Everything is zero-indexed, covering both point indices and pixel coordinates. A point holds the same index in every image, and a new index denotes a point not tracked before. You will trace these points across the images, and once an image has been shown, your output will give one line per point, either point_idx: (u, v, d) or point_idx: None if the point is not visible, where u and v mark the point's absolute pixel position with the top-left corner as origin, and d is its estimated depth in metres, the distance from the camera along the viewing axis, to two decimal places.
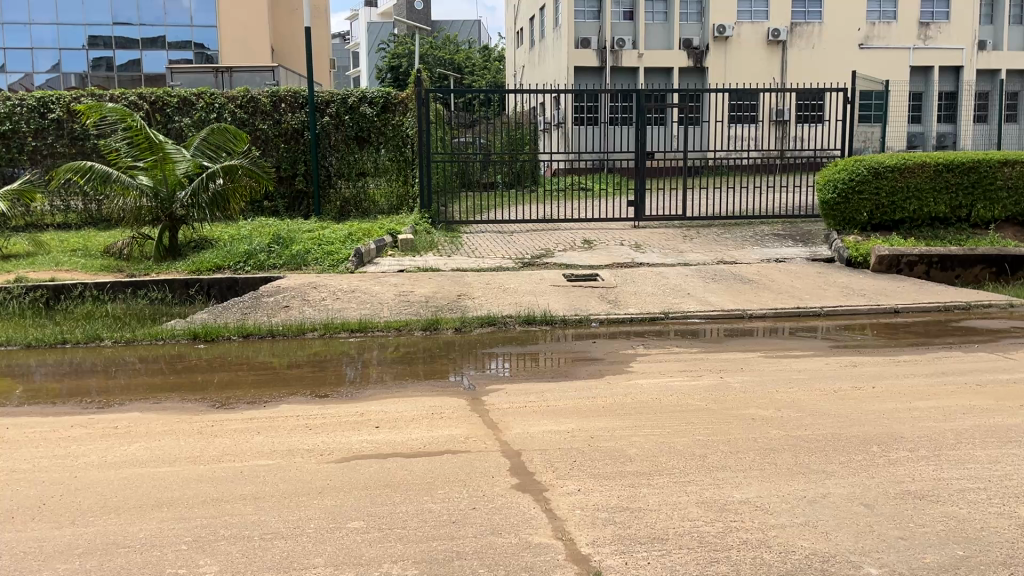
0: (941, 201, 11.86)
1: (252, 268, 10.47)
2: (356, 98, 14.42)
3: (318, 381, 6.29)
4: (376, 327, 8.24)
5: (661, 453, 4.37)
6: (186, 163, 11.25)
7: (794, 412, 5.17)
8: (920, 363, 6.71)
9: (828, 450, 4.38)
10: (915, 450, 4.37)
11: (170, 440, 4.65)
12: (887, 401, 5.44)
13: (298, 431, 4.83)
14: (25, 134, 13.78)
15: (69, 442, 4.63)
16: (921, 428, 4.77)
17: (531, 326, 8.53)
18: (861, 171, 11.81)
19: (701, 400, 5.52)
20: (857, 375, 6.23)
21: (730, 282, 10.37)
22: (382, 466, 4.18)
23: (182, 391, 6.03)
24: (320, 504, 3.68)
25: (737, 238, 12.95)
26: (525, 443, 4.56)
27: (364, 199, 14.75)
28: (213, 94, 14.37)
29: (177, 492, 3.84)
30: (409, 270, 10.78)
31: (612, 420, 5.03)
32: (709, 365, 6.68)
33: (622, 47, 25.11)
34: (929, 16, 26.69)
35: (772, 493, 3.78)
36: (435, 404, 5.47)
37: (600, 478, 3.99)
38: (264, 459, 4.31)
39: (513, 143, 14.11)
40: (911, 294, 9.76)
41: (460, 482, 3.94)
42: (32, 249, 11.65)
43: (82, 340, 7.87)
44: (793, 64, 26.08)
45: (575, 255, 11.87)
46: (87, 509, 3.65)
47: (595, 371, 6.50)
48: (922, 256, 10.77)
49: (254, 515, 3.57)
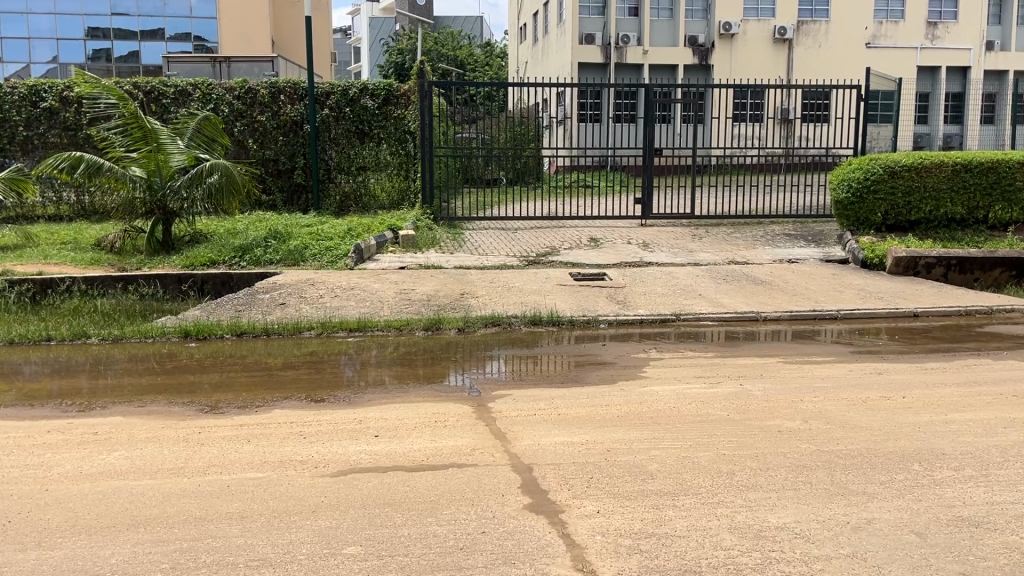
0: (958, 202, 11.53)
1: (248, 264, 10.10)
2: (357, 90, 14.05)
3: (315, 384, 5.91)
4: (376, 326, 7.89)
5: (685, 470, 4.02)
6: (180, 156, 10.86)
7: (823, 424, 4.82)
8: (949, 370, 6.35)
9: (866, 468, 4.04)
10: (960, 470, 4.02)
11: (154, 448, 4.31)
12: (921, 413, 5.08)
13: (290, 441, 4.47)
14: (15, 123, 13.40)
15: (44, 450, 4.27)
16: (962, 444, 4.43)
17: (538, 327, 8.17)
18: (876, 170, 11.41)
19: (722, 409, 5.18)
20: (885, 384, 5.87)
21: (742, 283, 10.02)
22: (381, 481, 3.84)
23: (171, 393, 5.67)
24: (312, 525, 3.33)
25: (747, 238, 12.60)
26: (537, 457, 4.20)
27: (365, 195, 14.41)
28: (210, 85, 13.98)
29: (157, 509, 3.49)
30: (410, 267, 10.43)
31: (628, 431, 4.68)
32: (727, 371, 6.32)
33: (627, 43, 24.66)
34: (937, 15, 26.28)
35: (811, 518, 3.44)
36: (439, 410, 5.14)
37: (620, 499, 3.64)
38: (252, 472, 3.95)
39: (516, 139, 13.61)
40: (931, 297, 9.41)
41: (467, 501, 3.60)
42: (19, 240, 11.25)
43: (68, 338, 7.48)
44: (800, 62, 25.71)
45: (581, 254, 11.49)
46: (55, 530, 3.28)
47: (606, 377, 6.15)
48: (940, 258, 10.38)
49: (240, 539, 3.21)
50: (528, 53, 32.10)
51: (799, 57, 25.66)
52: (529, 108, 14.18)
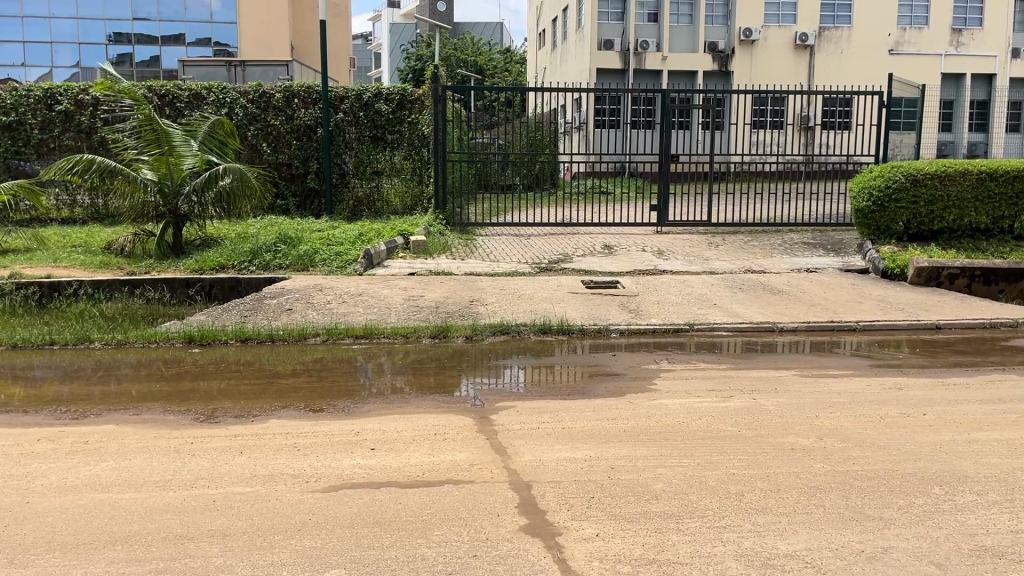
0: (982, 211, 11.21)
1: (257, 269, 10.02)
2: (372, 94, 13.98)
3: (318, 393, 5.78)
4: (382, 333, 7.77)
5: (691, 490, 3.83)
6: (192, 159, 10.81)
7: (838, 442, 4.61)
8: (974, 386, 6.09)
9: (883, 491, 3.83)
10: (983, 494, 3.80)
11: (143, 460, 4.18)
12: (942, 432, 4.85)
13: (284, 453, 4.33)
14: (31, 126, 13.47)
15: (30, 460, 4.16)
16: (986, 466, 4.20)
17: (547, 335, 8.00)
18: (897, 179, 11.13)
19: (733, 425, 4.97)
20: (905, 400, 5.63)
21: (758, 292, 9.79)
22: (372, 498, 3.69)
23: (170, 401, 5.55)
24: (296, 545, 3.18)
25: (764, 246, 12.35)
26: (537, 474, 4.04)
27: (378, 199, 14.32)
28: (224, 89, 13.99)
29: (137, 525, 3.36)
30: (420, 273, 10.30)
31: (634, 447, 4.49)
32: (739, 385, 6.10)
33: (646, 49, 24.45)
34: (962, 22, 25.84)
35: (823, 546, 3.24)
36: (440, 422, 4.98)
37: (621, 522, 3.46)
38: (241, 486, 3.81)
39: (532, 144, 13.49)
40: (954, 309, 9.12)
41: (461, 521, 3.44)
42: (31, 243, 11.28)
43: (71, 342, 7.43)
44: (821, 69, 25.35)
45: (595, 261, 11.31)
46: (31, 546, 3.16)
47: (614, 389, 5.95)
48: (963, 269, 10.09)
49: (220, 559, 3.07)
50: (547, 59, 31.95)
51: (820, 64, 25.31)
52: (545, 114, 14.00)
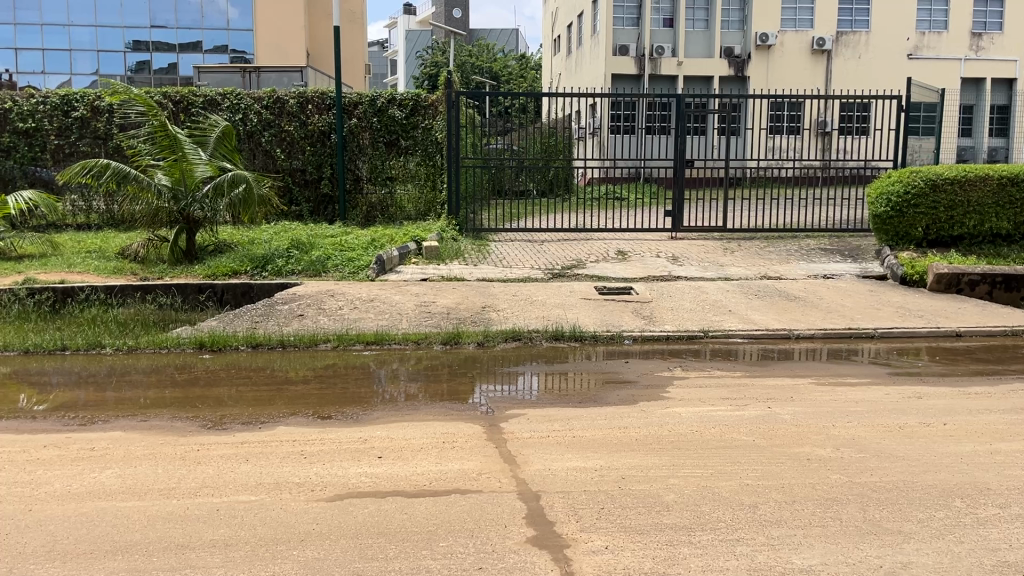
0: (1004, 217, 11.01)
1: (270, 274, 10.04)
2: (385, 100, 14.00)
3: (327, 399, 5.73)
4: (393, 339, 7.71)
5: (704, 502, 3.73)
6: (204, 166, 10.83)
7: (856, 453, 4.50)
8: (996, 396, 5.94)
9: (903, 504, 3.72)
10: (1006, 508, 3.68)
11: (149, 467, 4.15)
12: (963, 442, 4.72)
13: (290, 461, 4.28)
14: (47, 133, 13.59)
15: (36, 466, 4.14)
16: (1009, 479, 4.07)
17: (559, 342, 7.92)
18: (917, 183, 10.97)
19: (747, 434, 4.86)
20: (925, 410, 5.49)
21: (774, 299, 9.66)
22: (378, 508, 3.63)
23: (178, 407, 5.52)
24: (299, 556, 3.13)
25: (781, 252, 12.19)
26: (546, 484, 3.96)
27: (391, 205, 14.41)
28: (238, 94, 14.03)
29: (139, 534, 3.31)
30: (432, 279, 10.25)
31: (646, 457, 4.40)
32: (754, 393, 5.99)
33: (661, 55, 24.34)
34: (982, 26, 25.53)
35: (840, 560, 3.15)
36: (448, 430, 4.90)
37: (632, 534, 3.37)
38: (245, 495, 3.76)
39: (545, 150, 13.41)
40: (974, 316, 8.95)
41: (467, 531, 3.38)
42: (46, 249, 11.37)
43: (83, 347, 7.44)
44: (839, 73, 25.13)
45: (608, 266, 11.23)
46: (31, 555, 3.12)
47: (626, 396, 5.87)
48: (984, 276, 9.91)
49: (220, 570, 3.02)
50: (562, 64, 31.92)
51: (838, 69, 25.10)
52: (559, 119, 13.92)
